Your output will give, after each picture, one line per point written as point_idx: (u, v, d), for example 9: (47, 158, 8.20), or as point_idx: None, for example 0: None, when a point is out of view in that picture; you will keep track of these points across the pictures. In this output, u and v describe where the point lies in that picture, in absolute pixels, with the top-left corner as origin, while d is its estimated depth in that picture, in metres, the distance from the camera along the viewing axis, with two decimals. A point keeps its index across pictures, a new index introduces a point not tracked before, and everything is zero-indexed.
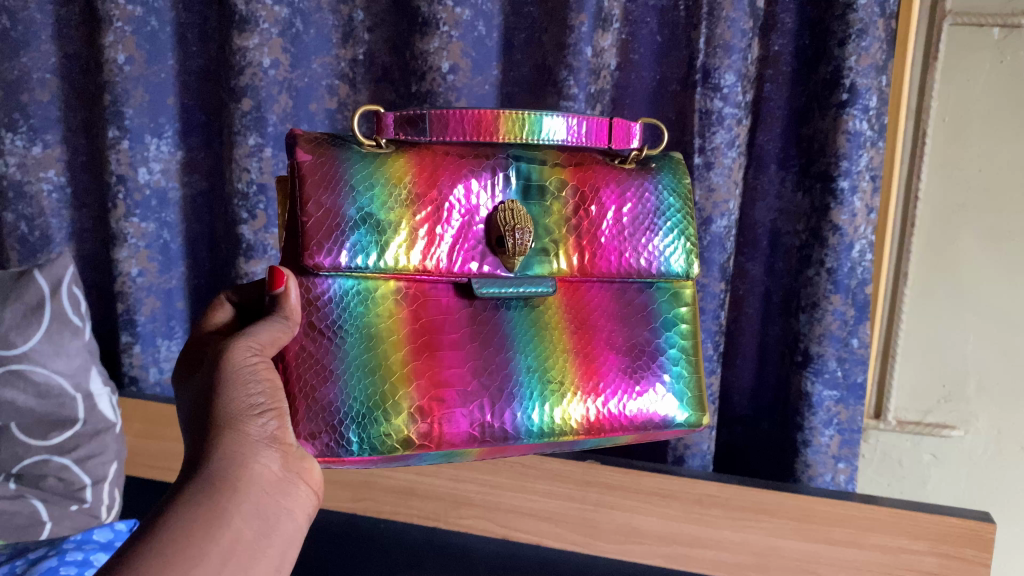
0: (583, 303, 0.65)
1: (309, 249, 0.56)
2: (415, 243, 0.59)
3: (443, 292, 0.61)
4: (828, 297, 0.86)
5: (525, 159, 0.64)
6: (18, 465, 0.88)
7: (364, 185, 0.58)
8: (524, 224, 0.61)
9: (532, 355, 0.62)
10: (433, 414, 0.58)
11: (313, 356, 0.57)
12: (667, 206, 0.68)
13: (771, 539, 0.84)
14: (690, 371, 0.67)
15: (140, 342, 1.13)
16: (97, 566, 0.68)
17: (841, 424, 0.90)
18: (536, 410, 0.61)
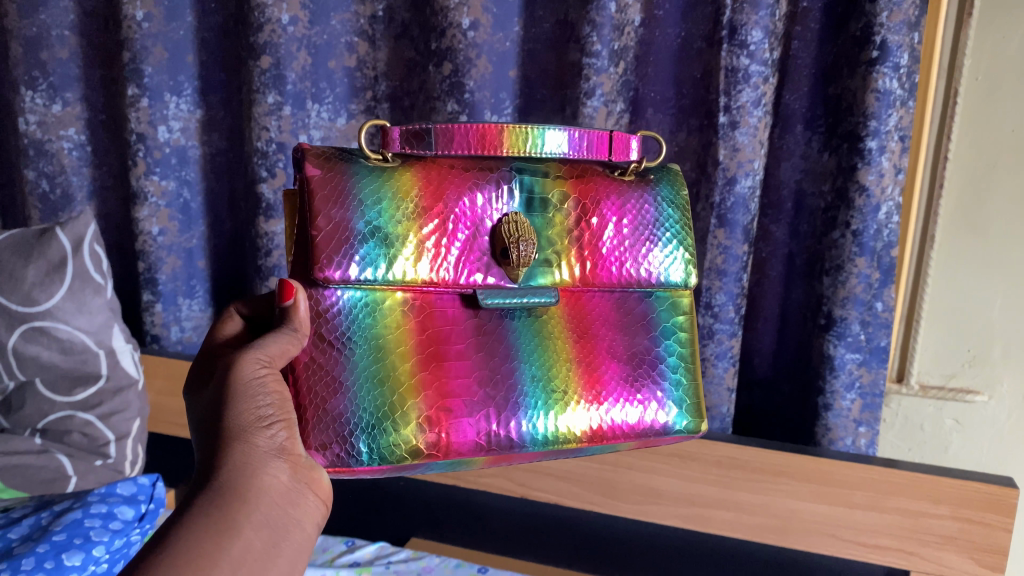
0: (585, 313, 0.64)
1: (321, 263, 0.55)
2: (423, 257, 0.58)
3: (449, 303, 0.60)
4: (853, 260, 0.85)
5: (527, 171, 0.63)
6: (44, 420, 0.90)
7: (372, 199, 0.58)
8: (527, 235, 0.60)
9: (535, 364, 0.61)
10: (438, 425, 0.58)
11: (322, 366, 0.56)
12: (666, 217, 0.67)
13: (791, 501, 0.84)
14: (689, 379, 0.66)
15: (161, 300, 1.13)
16: (121, 519, 0.69)
17: (864, 387, 0.89)
18: (539, 419, 0.60)
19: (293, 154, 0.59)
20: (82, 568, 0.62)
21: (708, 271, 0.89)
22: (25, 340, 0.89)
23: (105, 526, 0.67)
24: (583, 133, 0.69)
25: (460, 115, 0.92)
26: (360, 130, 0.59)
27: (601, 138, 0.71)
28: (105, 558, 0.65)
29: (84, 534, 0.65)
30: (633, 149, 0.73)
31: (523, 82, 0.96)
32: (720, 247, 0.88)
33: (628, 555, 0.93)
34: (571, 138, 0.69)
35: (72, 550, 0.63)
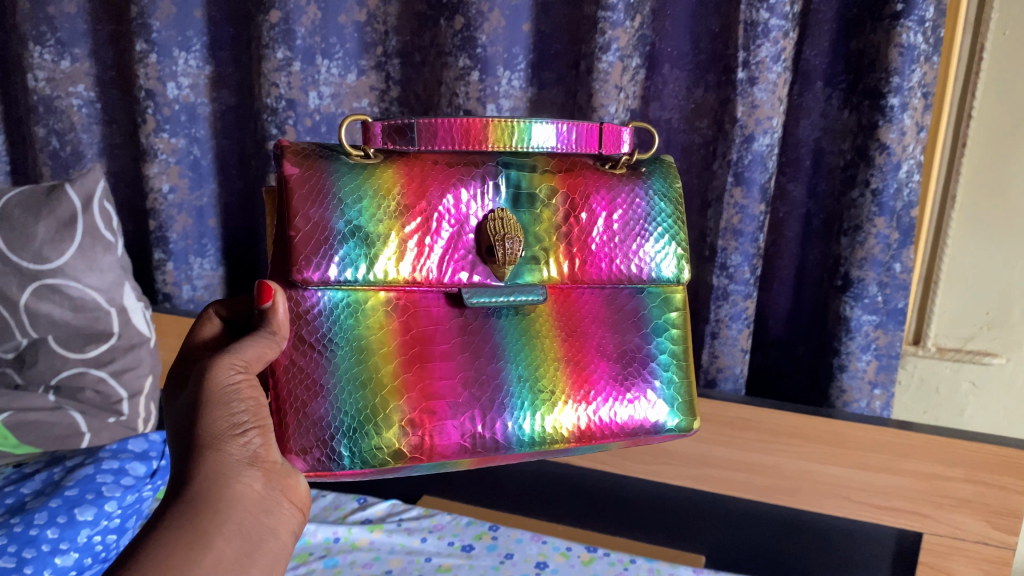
0: (574, 311, 0.63)
1: (300, 263, 0.54)
2: (404, 257, 0.57)
3: (432, 302, 0.59)
4: (872, 220, 0.83)
5: (514, 166, 0.62)
6: (57, 377, 0.90)
7: (352, 197, 0.56)
8: (513, 233, 0.59)
9: (523, 363, 0.61)
10: (425, 426, 0.57)
11: (303, 369, 0.55)
12: (658, 211, 0.66)
13: (803, 463, 0.83)
14: (680, 377, 0.65)
15: (173, 259, 1.13)
16: (133, 474, 0.69)
17: (879, 348, 0.88)
18: (525, 419, 0.60)
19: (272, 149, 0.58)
20: (94, 524, 0.63)
21: (724, 231, 0.88)
22: (36, 297, 0.89)
23: (117, 482, 0.67)
24: (573, 125, 0.63)
25: (472, 71, 0.90)
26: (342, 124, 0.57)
27: (590, 130, 0.64)
28: (117, 514, 0.65)
29: (96, 490, 0.65)
30: (623, 141, 0.67)
31: (537, 36, 0.93)
32: (736, 206, 0.86)
33: (638, 514, 0.93)
34: (561, 131, 0.62)
35: (84, 505, 0.63)
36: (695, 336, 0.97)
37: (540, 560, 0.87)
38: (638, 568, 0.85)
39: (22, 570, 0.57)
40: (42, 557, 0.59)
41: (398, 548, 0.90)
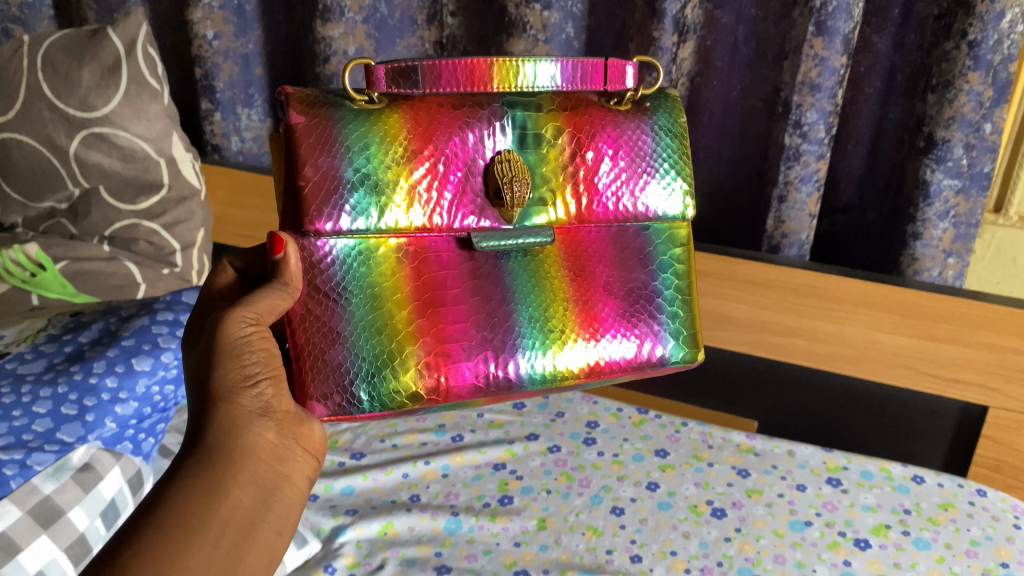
0: (586, 250, 0.57)
1: (312, 213, 0.48)
2: (415, 205, 0.51)
3: (443, 246, 0.53)
4: (964, 75, 0.76)
5: (519, 105, 0.54)
6: (110, 228, 0.90)
7: (359, 142, 0.50)
8: (521, 174, 0.53)
9: (534, 303, 0.55)
10: (440, 368, 0.52)
11: (317, 318, 0.50)
12: (664, 148, 0.59)
13: (868, 332, 0.80)
14: (685, 311, 0.59)
15: (220, 109, 1.10)
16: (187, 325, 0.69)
17: (959, 216, 0.84)
18: (533, 361, 0.55)
19: (277, 96, 0.51)
20: (152, 374, 0.63)
21: (800, 85, 0.82)
22: (85, 146, 0.87)
23: (173, 333, 0.67)
24: (577, 62, 0.57)
25: None
26: (346, 69, 0.49)
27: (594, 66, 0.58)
28: (174, 365, 0.65)
29: (153, 340, 0.65)
30: (628, 76, 0.60)
31: None
32: (815, 58, 0.79)
33: (692, 379, 0.94)
34: (564, 68, 0.57)
35: (141, 355, 0.63)
36: (761, 200, 0.92)
37: (590, 420, 0.87)
38: (689, 431, 0.84)
39: (84, 417, 0.59)
40: (103, 405, 0.60)
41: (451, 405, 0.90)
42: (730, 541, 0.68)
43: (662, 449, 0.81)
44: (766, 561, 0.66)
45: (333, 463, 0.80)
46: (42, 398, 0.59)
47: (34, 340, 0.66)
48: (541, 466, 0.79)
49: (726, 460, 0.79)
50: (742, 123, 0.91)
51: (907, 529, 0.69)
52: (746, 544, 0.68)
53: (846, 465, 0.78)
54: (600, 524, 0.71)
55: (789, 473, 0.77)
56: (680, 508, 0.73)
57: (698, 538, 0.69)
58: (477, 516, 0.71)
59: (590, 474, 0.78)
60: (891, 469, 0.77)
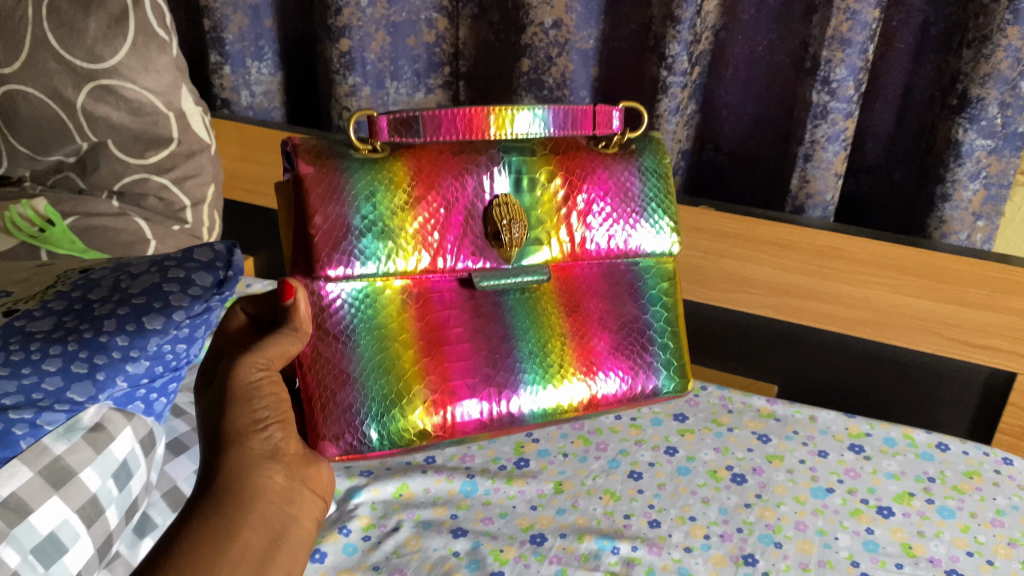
0: (580, 286, 0.64)
1: (323, 258, 0.54)
2: (421, 250, 0.57)
3: (445, 287, 0.59)
4: (1003, 30, 0.73)
5: (513, 150, 0.61)
6: (119, 183, 0.89)
7: (366, 191, 0.56)
8: (518, 216, 0.59)
9: (534, 339, 0.61)
10: (445, 404, 0.58)
11: (329, 359, 0.55)
12: (650, 191, 0.66)
13: (894, 296, 0.79)
14: (674, 342, 0.66)
15: (230, 62, 1.08)
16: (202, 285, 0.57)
17: (990, 177, 0.81)
18: (535, 399, 0.61)
19: (284, 147, 0.56)
20: (163, 334, 0.55)
21: (829, 39, 0.79)
22: (93, 100, 0.85)
23: (185, 293, 0.57)
24: (568, 109, 0.64)
25: None
26: (352, 121, 0.56)
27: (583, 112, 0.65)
28: (186, 323, 0.56)
29: (165, 299, 0.56)
30: (615, 121, 0.66)
31: None
32: (847, 11, 0.76)
33: (712, 342, 0.92)
34: (554, 116, 0.63)
35: (154, 316, 0.55)
36: (784, 161, 0.90)
37: None
38: (708, 395, 0.83)
39: (95, 376, 0.52)
40: (115, 364, 0.53)
41: None
42: (751, 507, 0.67)
43: (681, 413, 0.80)
44: (787, 527, 0.65)
45: None
46: (52, 355, 0.52)
47: (42, 297, 0.56)
48: (558, 430, 0.78)
49: (746, 425, 0.78)
50: (768, 79, 0.88)
51: (931, 497, 0.68)
52: (767, 510, 0.67)
53: (869, 432, 0.77)
54: (618, 488, 0.70)
55: (811, 439, 0.76)
56: (699, 473, 0.72)
57: (717, 503, 0.68)
58: (494, 479, 0.70)
59: (607, 437, 0.76)
60: (915, 436, 0.76)
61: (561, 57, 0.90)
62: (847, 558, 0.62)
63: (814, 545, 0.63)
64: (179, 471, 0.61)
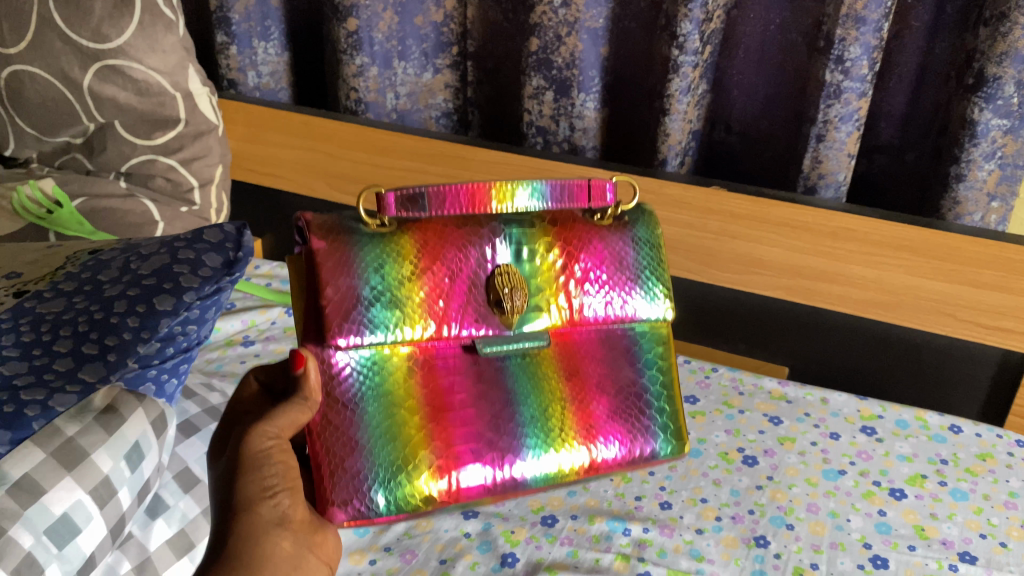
0: (580, 348, 0.56)
1: (332, 329, 0.48)
2: (427, 320, 0.51)
3: (449, 352, 0.52)
4: (1021, 7, 0.72)
5: (515, 222, 0.55)
6: (126, 164, 0.88)
7: (376, 262, 0.51)
8: (517, 284, 0.53)
9: (535, 402, 0.53)
10: (448, 468, 0.50)
11: (336, 425, 0.48)
12: (644, 262, 0.59)
13: (908, 278, 0.78)
14: (671, 407, 0.57)
15: (236, 42, 1.07)
16: (211, 265, 0.57)
17: (1005, 158, 0.80)
18: (535, 466, 0.52)
19: (296, 223, 0.52)
20: (174, 315, 0.55)
21: (844, 17, 0.78)
22: (99, 80, 0.84)
23: (195, 273, 0.56)
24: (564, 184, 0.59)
25: None
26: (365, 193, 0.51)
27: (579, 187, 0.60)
28: (197, 304, 0.56)
29: (174, 279, 0.56)
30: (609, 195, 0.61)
31: None
32: None
33: (722, 324, 0.92)
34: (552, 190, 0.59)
35: (163, 296, 0.55)
36: (796, 141, 0.89)
37: None
38: (719, 377, 0.83)
39: (106, 358, 0.52)
40: (126, 346, 0.53)
41: None
42: (762, 489, 0.67)
43: (692, 395, 0.80)
44: (798, 509, 0.65)
45: None
46: (63, 337, 0.52)
47: (52, 278, 0.57)
48: None
49: (758, 407, 0.77)
50: (780, 59, 0.87)
51: (944, 480, 0.68)
52: (778, 492, 0.67)
53: (881, 414, 0.76)
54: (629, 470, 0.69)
55: (822, 421, 0.75)
56: (710, 455, 0.71)
57: (729, 485, 0.68)
58: None
59: None
60: (927, 418, 0.75)
61: (570, 36, 0.89)
62: (859, 539, 0.62)
63: (825, 527, 0.63)
64: (191, 452, 0.61)
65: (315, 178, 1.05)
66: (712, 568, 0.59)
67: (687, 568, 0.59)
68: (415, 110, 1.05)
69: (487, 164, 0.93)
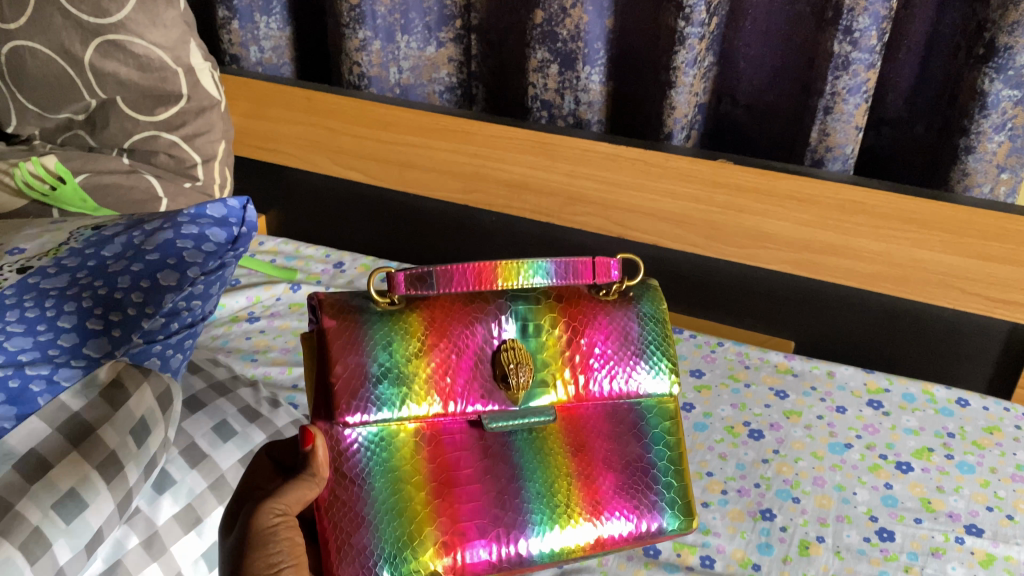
0: (587, 421, 0.52)
1: (341, 405, 0.46)
2: (433, 396, 0.48)
3: (455, 427, 0.49)
4: None
5: (520, 298, 0.52)
6: (129, 140, 0.88)
7: (384, 338, 0.48)
8: (523, 359, 0.49)
9: (540, 479, 0.49)
10: (453, 547, 0.47)
11: (345, 501, 0.46)
12: (653, 339, 0.54)
13: (915, 251, 0.78)
14: (680, 480, 0.53)
15: (238, 17, 1.06)
16: (215, 241, 0.58)
17: (1016, 129, 0.79)
18: (540, 543, 0.48)
19: (309, 300, 0.50)
20: (178, 291, 0.56)
21: None
22: (100, 55, 0.84)
23: (199, 249, 0.57)
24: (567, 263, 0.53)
25: None
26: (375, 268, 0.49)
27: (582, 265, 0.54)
28: (200, 280, 0.57)
29: (179, 255, 0.56)
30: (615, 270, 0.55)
31: None
32: None
33: (727, 298, 0.92)
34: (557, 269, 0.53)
35: (168, 272, 0.56)
36: (804, 113, 0.88)
37: None
38: (725, 351, 0.82)
39: (111, 333, 0.53)
40: (130, 321, 0.53)
41: None
42: (769, 463, 0.67)
43: (698, 369, 0.79)
44: (804, 483, 0.65)
45: None
46: (67, 312, 0.52)
47: (55, 254, 0.56)
48: None
49: (764, 381, 0.77)
50: (788, 30, 0.86)
51: (951, 453, 0.68)
52: (785, 466, 0.67)
53: (887, 387, 0.76)
54: None
55: (829, 395, 0.75)
56: (716, 429, 0.71)
57: (735, 459, 0.68)
58: None
59: None
60: (934, 391, 0.75)
61: (575, 8, 0.88)
62: (866, 513, 0.62)
63: (832, 499, 0.64)
64: (198, 427, 0.59)
65: (319, 154, 1.05)
66: (718, 541, 0.60)
67: (693, 542, 0.60)
68: (418, 84, 1.04)
69: (491, 139, 0.93)
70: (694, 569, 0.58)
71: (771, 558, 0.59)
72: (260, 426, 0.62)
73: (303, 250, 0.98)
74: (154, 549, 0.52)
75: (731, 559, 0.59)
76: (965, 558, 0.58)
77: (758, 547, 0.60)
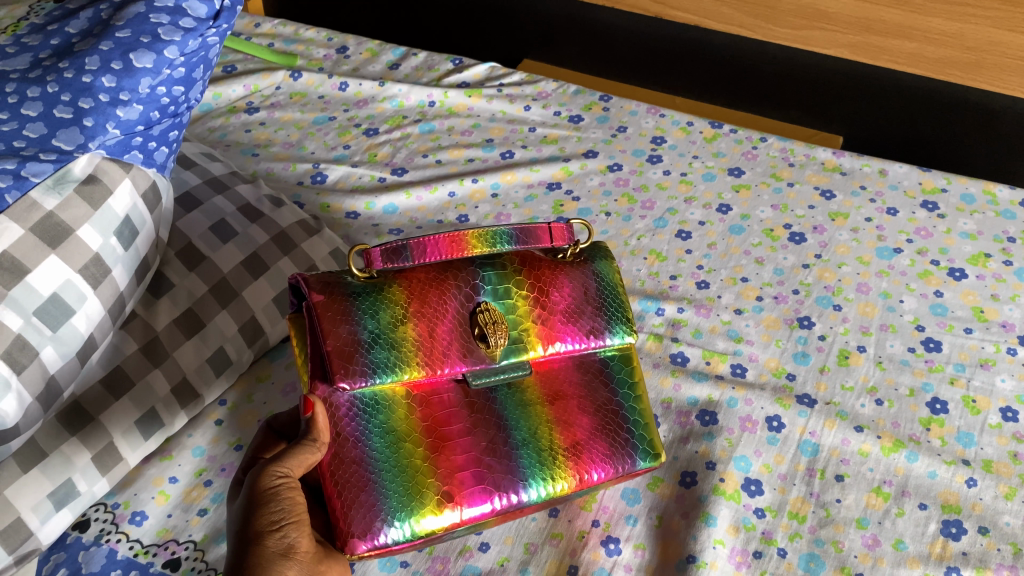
0: (563, 373, 0.44)
1: (337, 372, 0.38)
2: (422, 361, 0.40)
3: (442, 387, 0.41)
4: None
5: (488, 264, 0.43)
6: None
7: (371, 307, 0.40)
8: (497, 321, 0.41)
9: (526, 427, 0.41)
10: (454, 497, 0.38)
11: (350, 461, 0.38)
12: (613, 295, 0.46)
13: (994, 34, 0.73)
14: (646, 414, 0.44)
15: None
16: (194, 16, 0.50)
17: None
18: (535, 490, 0.40)
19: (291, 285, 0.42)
20: (155, 74, 0.48)
21: None
22: None
23: (176, 25, 0.49)
24: (538, 229, 0.45)
25: None
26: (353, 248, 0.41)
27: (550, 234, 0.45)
28: (181, 63, 0.49)
29: (153, 31, 0.48)
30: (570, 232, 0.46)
31: None
32: None
33: (776, 86, 0.86)
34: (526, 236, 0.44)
35: (141, 51, 0.47)
36: None
37: (656, 136, 0.76)
38: (768, 148, 0.75)
39: (82, 123, 0.45)
40: (102, 109, 0.46)
41: (499, 117, 0.78)
42: (809, 268, 0.63)
43: (737, 168, 0.73)
44: (848, 290, 0.61)
45: (373, 179, 0.69)
46: (31, 99, 0.45)
47: (15, 32, 0.50)
48: (600, 187, 0.70)
49: (809, 180, 0.71)
50: None
51: (1009, 259, 0.63)
52: (827, 271, 0.62)
53: (945, 187, 0.70)
54: (664, 249, 0.65)
55: (880, 196, 0.69)
56: (754, 232, 0.66)
57: (773, 264, 0.63)
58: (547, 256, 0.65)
59: (653, 196, 0.69)
60: (996, 192, 0.69)
61: None
62: (912, 322, 0.58)
63: (876, 308, 0.59)
64: (193, 227, 0.55)
65: None
66: (751, 350, 0.57)
67: (724, 350, 0.57)
68: None
69: None
70: (723, 378, 0.55)
71: (808, 368, 0.56)
72: (263, 226, 0.57)
73: (304, 33, 0.89)
74: (155, 355, 0.49)
75: (764, 368, 0.56)
76: (1015, 370, 0.55)
77: (794, 355, 0.56)
